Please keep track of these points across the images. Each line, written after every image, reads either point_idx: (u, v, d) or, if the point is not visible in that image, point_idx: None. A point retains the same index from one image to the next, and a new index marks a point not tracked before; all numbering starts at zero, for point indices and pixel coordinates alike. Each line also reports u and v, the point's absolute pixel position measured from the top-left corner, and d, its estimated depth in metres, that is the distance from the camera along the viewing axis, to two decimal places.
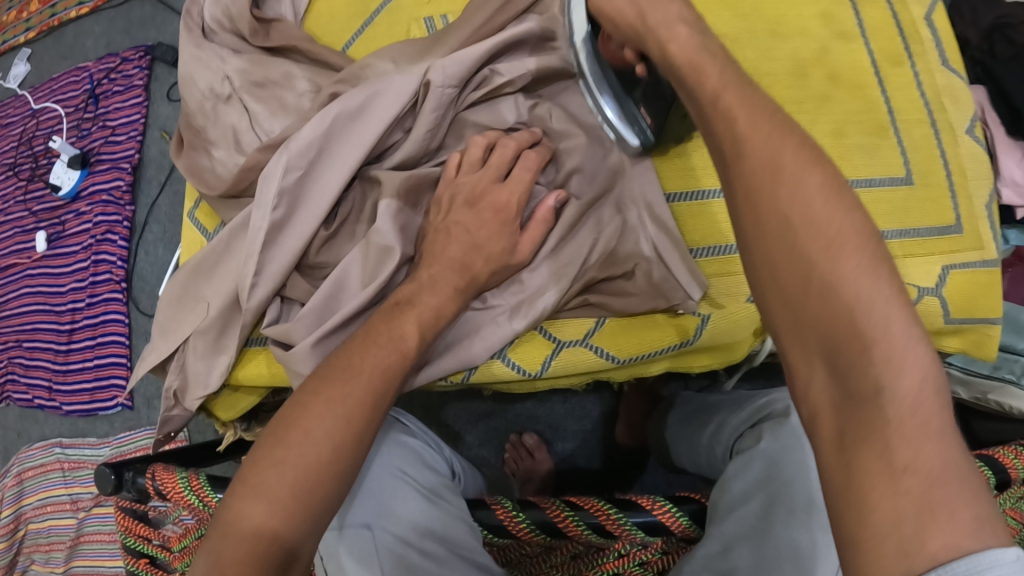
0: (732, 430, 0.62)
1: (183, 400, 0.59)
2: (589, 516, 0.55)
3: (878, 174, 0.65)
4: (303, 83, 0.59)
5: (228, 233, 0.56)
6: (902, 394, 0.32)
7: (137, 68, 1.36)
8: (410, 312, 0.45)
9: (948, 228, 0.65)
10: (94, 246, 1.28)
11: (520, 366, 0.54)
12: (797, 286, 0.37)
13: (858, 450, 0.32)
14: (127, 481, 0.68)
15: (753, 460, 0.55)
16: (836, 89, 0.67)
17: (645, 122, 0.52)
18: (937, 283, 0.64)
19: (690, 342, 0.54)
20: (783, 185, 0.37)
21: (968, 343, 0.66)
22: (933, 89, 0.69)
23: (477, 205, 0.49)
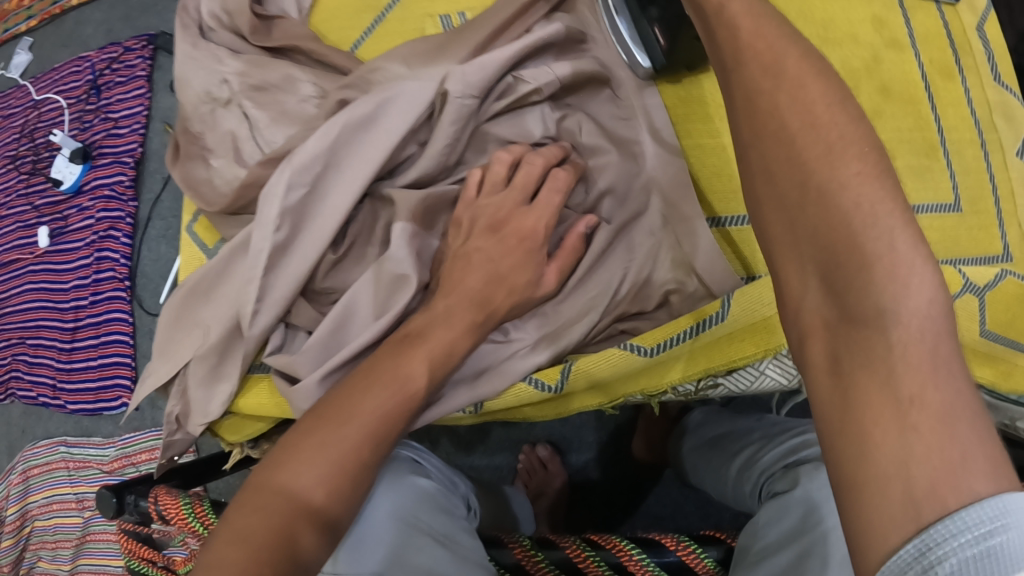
0: (764, 468, 0.57)
1: (184, 427, 0.55)
2: (609, 555, 0.52)
3: (926, 199, 0.60)
4: (308, 88, 0.55)
5: (227, 252, 0.52)
6: (908, 314, 0.28)
7: (140, 58, 1.31)
8: (422, 346, 0.41)
9: (995, 258, 0.61)
10: (98, 242, 1.25)
11: (539, 381, 0.47)
12: (793, 191, 0.31)
13: (858, 381, 0.28)
14: (130, 504, 0.64)
15: (789, 505, 0.50)
16: (887, 102, 0.62)
17: (659, 43, 0.48)
18: (987, 285, 0.58)
19: (708, 323, 0.46)
20: (802, 124, 0.31)
21: (999, 373, 0.57)
22: (983, 105, 0.65)
23: (500, 231, 0.44)
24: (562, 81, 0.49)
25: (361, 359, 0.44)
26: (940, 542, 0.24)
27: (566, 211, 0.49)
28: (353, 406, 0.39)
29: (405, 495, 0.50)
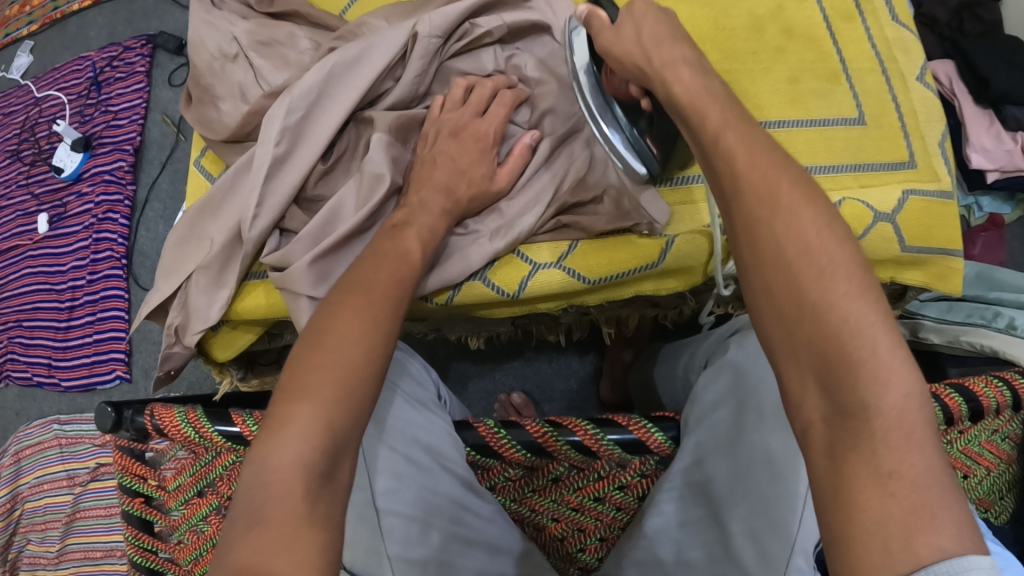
0: (704, 353, 0.68)
1: (182, 339, 0.64)
2: (570, 433, 0.60)
3: (831, 116, 0.72)
4: (304, 41, 0.66)
5: (232, 174, 0.61)
6: (888, 407, 0.33)
7: (139, 55, 1.41)
8: (409, 229, 0.51)
9: (900, 163, 0.71)
10: (96, 225, 1.33)
11: (500, 287, 0.58)
12: (794, 309, 0.37)
13: (846, 460, 0.33)
14: (127, 419, 0.70)
15: (723, 370, 0.61)
16: (790, 41, 0.74)
17: (650, 151, 0.55)
18: (893, 209, 0.68)
19: (656, 263, 0.58)
20: (795, 244, 0.38)
21: (931, 276, 0.70)
22: (882, 41, 0.75)
23: (460, 134, 0.55)
24: (511, 26, 0.60)
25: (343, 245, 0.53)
26: None
27: (514, 128, 0.59)
28: (351, 275, 0.49)
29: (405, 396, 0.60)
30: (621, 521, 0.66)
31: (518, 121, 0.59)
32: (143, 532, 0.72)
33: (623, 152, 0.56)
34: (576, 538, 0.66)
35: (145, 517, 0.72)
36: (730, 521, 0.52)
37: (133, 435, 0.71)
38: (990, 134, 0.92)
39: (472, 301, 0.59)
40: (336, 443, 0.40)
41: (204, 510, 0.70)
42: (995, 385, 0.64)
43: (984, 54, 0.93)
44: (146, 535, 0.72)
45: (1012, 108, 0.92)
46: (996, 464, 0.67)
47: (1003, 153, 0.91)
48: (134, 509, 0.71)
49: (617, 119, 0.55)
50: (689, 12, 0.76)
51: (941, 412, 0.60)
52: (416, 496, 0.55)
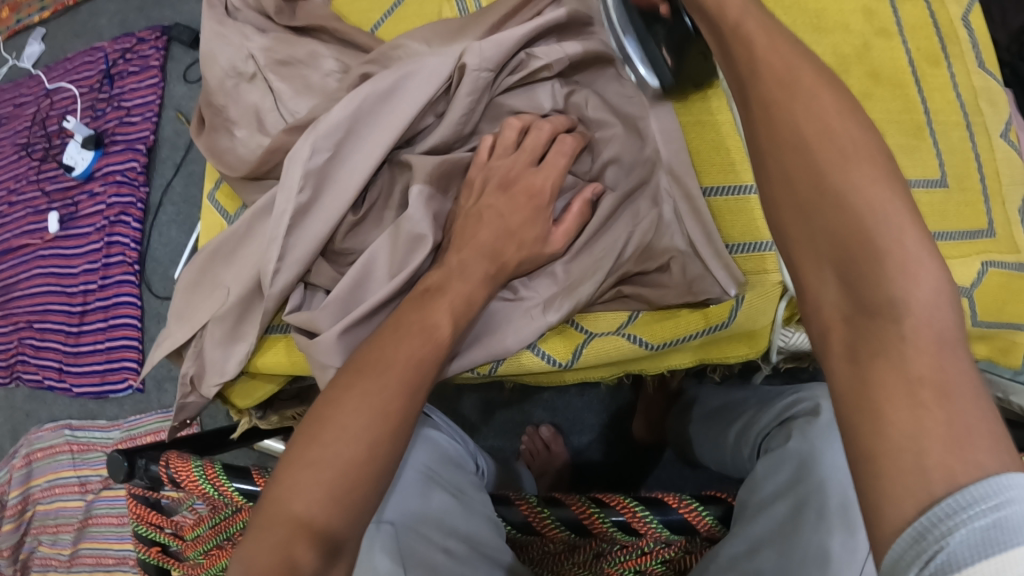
0: (760, 429, 0.61)
1: (197, 390, 0.59)
2: (616, 514, 0.54)
3: (913, 175, 0.63)
4: (331, 63, 0.59)
5: (251, 215, 0.54)
6: (915, 302, 0.32)
7: (154, 49, 1.34)
8: (442, 298, 0.45)
9: (979, 231, 0.64)
10: (108, 227, 1.27)
11: (551, 356, 0.53)
12: (827, 231, 0.35)
13: (872, 364, 0.32)
14: (141, 469, 0.64)
15: (784, 458, 0.54)
16: (876, 87, 0.65)
17: (666, 63, 0.47)
18: (972, 283, 0.61)
19: (724, 324, 0.51)
20: (815, 129, 0.36)
21: (994, 350, 0.64)
22: (968, 90, 0.68)
23: (510, 188, 0.48)
24: (570, 58, 0.52)
25: (378, 314, 0.47)
26: (956, 511, 0.26)
27: (571, 177, 0.52)
28: (376, 356, 0.43)
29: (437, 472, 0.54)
30: None
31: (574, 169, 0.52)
32: None
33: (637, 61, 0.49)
34: None
35: (161, 565, 0.68)
36: None
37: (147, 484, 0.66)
38: None
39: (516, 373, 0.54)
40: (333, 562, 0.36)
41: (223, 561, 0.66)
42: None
43: None
44: None
45: None
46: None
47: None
48: (150, 559, 0.66)
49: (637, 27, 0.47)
50: None
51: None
52: None
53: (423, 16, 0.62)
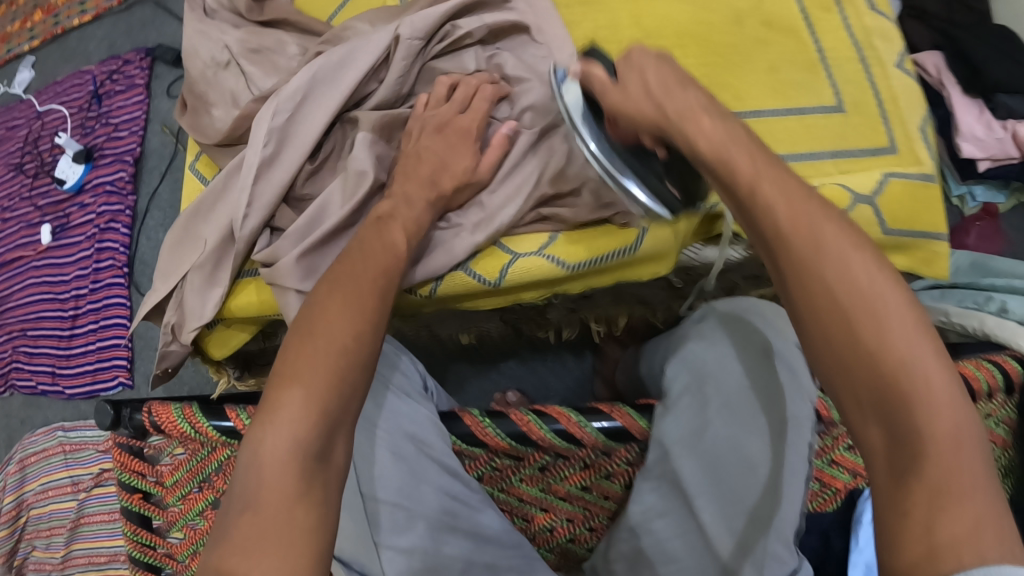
0: (670, 345, 0.69)
1: (177, 338, 0.66)
2: (558, 426, 0.60)
3: (811, 103, 0.72)
4: (293, 48, 0.68)
5: (224, 176, 0.63)
6: (940, 432, 0.34)
7: (139, 68, 1.44)
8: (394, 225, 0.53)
9: (882, 148, 0.71)
10: (98, 234, 1.35)
11: (482, 276, 0.60)
12: (838, 334, 0.37)
13: (909, 488, 0.33)
14: (126, 418, 0.71)
15: (686, 361, 0.62)
16: (771, 33, 0.75)
17: (672, 195, 0.54)
18: (876, 190, 0.68)
19: (635, 246, 0.60)
20: (840, 279, 0.37)
21: (916, 259, 0.71)
22: (860, 29, 0.77)
23: (444, 130, 0.58)
24: (484, 27, 0.63)
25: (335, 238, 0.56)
26: None
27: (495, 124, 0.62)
28: (335, 263, 0.50)
29: (394, 391, 0.61)
30: (608, 510, 0.67)
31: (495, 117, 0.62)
32: (143, 527, 0.74)
33: (638, 196, 0.54)
34: (565, 528, 0.67)
35: (144, 513, 0.74)
36: (700, 508, 0.54)
37: (131, 432, 0.72)
38: (983, 122, 1.06)
39: (456, 292, 0.62)
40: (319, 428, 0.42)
41: (200, 505, 0.72)
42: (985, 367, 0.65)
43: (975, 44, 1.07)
44: (145, 530, 0.74)
45: (1002, 97, 1.06)
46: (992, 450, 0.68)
47: (994, 141, 1.06)
48: (133, 506, 0.73)
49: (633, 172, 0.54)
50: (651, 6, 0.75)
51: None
52: (402, 483, 0.57)
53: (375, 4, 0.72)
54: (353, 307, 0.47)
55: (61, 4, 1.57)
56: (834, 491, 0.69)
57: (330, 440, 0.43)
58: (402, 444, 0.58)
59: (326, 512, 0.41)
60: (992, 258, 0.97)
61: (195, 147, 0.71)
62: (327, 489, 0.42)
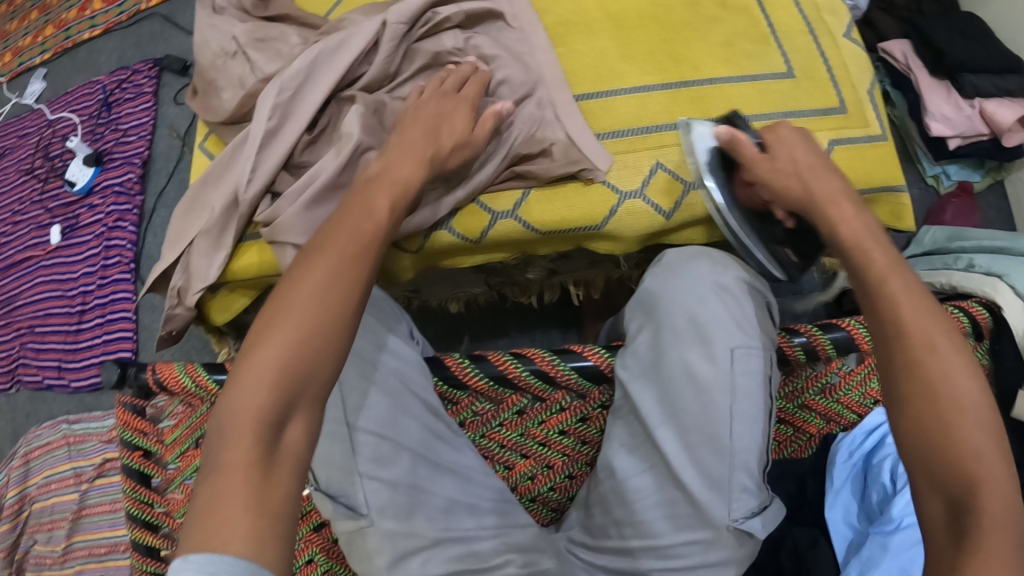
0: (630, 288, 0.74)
1: (183, 300, 0.72)
2: (535, 366, 0.65)
3: (763, 71, 0.79)
4: (295, 38, 0.76)
5: (231, 150, 0.70)
6: (994, 511, 0.42)
7: (147, 77, 1.52)
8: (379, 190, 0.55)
9: (833, 109, 0.78)
10: (106, 233, 1.41)
11: (464, 234, 0.70)
12: (910, 418, 0.47)
13: (961, 551, 0.41)
14: (132, 376, 0.78)
15: (642, 301, 0.67)
16: (724, 11, 0.81)
17: (790, 257, 0.66)
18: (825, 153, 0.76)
19: (599, 225, 0.70)
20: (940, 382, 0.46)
21: (887, 214, 0.78)
22: (810, 6, 0.84)
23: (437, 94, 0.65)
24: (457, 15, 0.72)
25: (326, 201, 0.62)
26: None
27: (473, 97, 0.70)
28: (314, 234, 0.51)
29: (391, 332, 0.66)
30: (586, 456, 0.72)
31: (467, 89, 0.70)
32: (142, 484, 0.79)
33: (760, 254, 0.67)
34: (546, 475, 0.72)
35: (143, 470, 0.79)
36: (663, 437, 0.61)
37: (135, 392, 0.79)
38: (950, 103, 1.18)
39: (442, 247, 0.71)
40: (278, 399, 0.44)
41: (198, 460, 0.78)
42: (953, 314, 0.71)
43: (936, 31, 1.19)
44: (144, 488, 0.80)
45: (968, 76, 1.17)
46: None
47: (962, 119, 1.17)
48: (133, 463, 0.78)
49: (751, 229, 0.68)
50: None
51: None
52: (387, 415, 0.62)
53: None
54: (326, 280, 0.48)
55: (73, 18, 1.66)
56: (808, 437, 0.75)
57: (286, 411, 0.44)
58: (392, 380, 0.63)
59: (285, 478, 0.43)
60: (966, 231, 1.04)
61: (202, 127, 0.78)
62: (284, 460, 0.44)
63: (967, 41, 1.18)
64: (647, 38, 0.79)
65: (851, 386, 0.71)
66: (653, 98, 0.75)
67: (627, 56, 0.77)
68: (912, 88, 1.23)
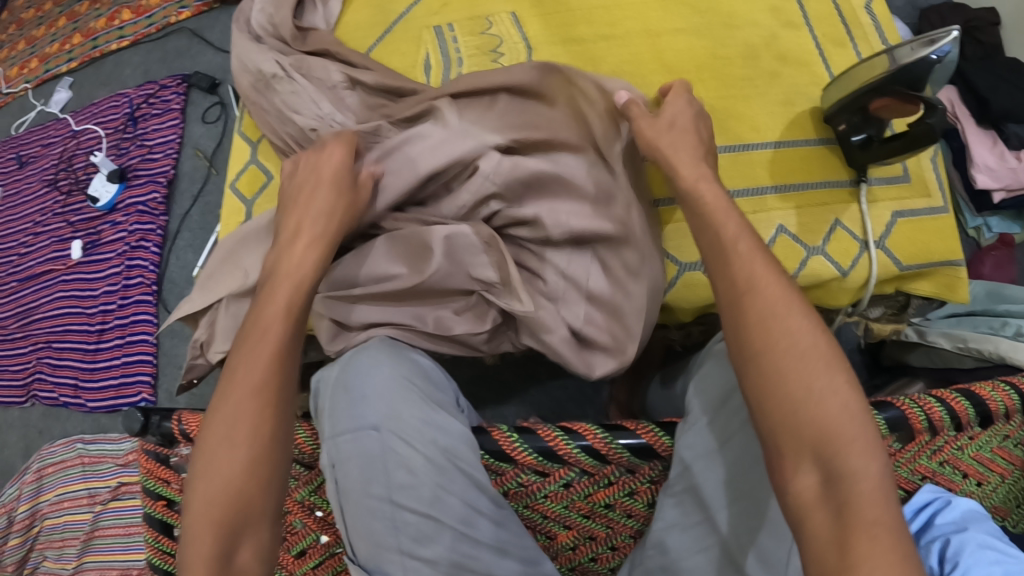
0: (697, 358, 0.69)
1: (205, 354, 0.70)
2: (584, 443, 0.62)
3: (809, 138, 0.76)
4: (337, 75, 0.77)
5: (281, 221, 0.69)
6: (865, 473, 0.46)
7: (175, 94, 1.50)
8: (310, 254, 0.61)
9: (896, 177, 0.77)
10: (128, 252, 1.38)
11: None
12: (777, 382, 0.49)
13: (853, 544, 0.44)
14: (154, 425, 0.74)
15: (709, 374, 0.64)
16: (784, 66, 0.80)
17: (841, 126, 0.74)
18: (887, 227, 0.74)
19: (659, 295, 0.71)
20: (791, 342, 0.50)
21: (940, 286, 0.77)
22: None
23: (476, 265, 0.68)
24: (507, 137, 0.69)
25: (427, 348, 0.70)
26: None
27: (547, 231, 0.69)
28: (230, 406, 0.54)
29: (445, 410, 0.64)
30: (631, 528, 0.69)
31: (501, 198, 0.70)
32: (165, 534, 0.78)
33: (855, 88, 0.70)
34: (588, 545, 0.70)
35: (165, 519, 0.77)
36: (721, 522, 0.60)
37: (158, 441, 0.75)
38: (995, 153, 1.16)
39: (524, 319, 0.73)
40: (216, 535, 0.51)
41: None
42: (1004, 389, 0.71)
43: (981, 77, 1.17)
44: (167, 537, 0.78)
45: (1012, 127, 1.15)
46: (1009, 471, 0.75)
47: (1006, 171, 1.14)
48: (156, 512, 0.76)
49: (869, 92, 0.69)
50: (655, 42, 0.80)
51: (948, 414, 0.68)
52: (431, 494, 0.60)
53: (409, 45, 0.81)
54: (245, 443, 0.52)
55: (99, 28, 1.63)
56: None
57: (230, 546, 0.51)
58: (439, 454, 0.61)
59: None
60: (1006, 288, 1.03)
61: (258, 180, 0.81)
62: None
63: (1014, 88, 1.15)
64: (703, 95, 0.77)
65: (900, 464, 0.70)
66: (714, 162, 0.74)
67: None
68: (958, 137, 1.20)
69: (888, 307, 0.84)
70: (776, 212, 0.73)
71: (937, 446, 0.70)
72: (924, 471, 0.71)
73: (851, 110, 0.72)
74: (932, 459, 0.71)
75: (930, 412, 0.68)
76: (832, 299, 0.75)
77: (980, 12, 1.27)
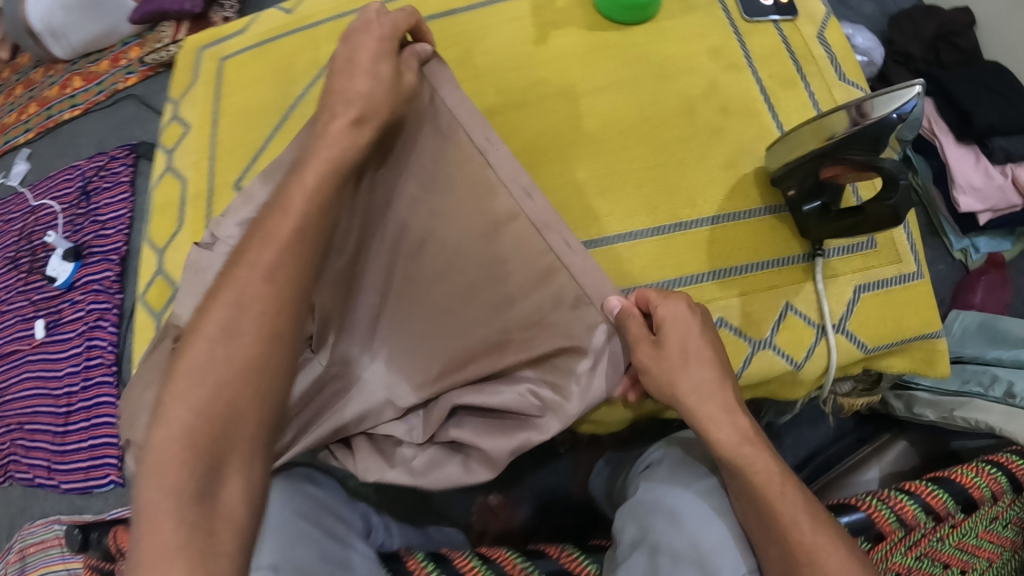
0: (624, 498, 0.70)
1: None
2: (495, 564, 0.62)
3: (750, 208, 0.71)
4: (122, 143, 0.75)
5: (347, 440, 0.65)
6: None
7: (123, 165, 1.47)
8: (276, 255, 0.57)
9: (860, 244, 0.71)
10: (87, 331, 1.34)
11: None
12: None
13: None
14: None
15: (638, 508, 0.62)
16: (726, 120, 0.74)
17: (791, 192, 0.68)
18: (848, 306, 0.69)
19: None
20: None
21: (917, 361, 0.71)
22: (829, 104, 0.78)
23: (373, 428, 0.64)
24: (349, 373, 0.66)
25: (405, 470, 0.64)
26: None
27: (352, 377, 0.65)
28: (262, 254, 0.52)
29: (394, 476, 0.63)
30: None
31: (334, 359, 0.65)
32: None
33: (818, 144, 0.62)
34: None
35: None
36: None
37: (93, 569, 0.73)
38: (979, 171, 1.08)
39: None
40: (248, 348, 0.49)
41: None
42: (989, 471, 0.66)
43: (961, 86, 1.09)
44: None
45: (998, 140, 1.07)
46: (997, 553, 0.67)
47: (993, 190, 1.07)
48: None
49: (832, 152, 0.61)
50: (580, 107, 0.75)
51: (921, 509, 0.63)
52: None
53: None
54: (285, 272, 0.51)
55: (53, 96, 1.61)
56: None
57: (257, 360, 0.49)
58: None
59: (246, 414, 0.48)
60: (1000, 319, 0.94)
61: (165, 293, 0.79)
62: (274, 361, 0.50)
63: (993, 97, 1.07)
64: (632, 167, 0.72)
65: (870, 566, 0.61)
66: (645, 247, 0.70)
67: (603, 190, 0.72)
68: (937, 155, 1.12)
69: (859, 381, 0.78)
70: (717, 302, 0.68)
71: (913, 540, 0.62)
72: (898, 569, 0.62)
73: (803, 175, 0.65)
74: (908, 554, 0.62)
75: (900, 510, 0.63)
76: (786, 389, 0.70)
77: (953, 14, 1.20)
